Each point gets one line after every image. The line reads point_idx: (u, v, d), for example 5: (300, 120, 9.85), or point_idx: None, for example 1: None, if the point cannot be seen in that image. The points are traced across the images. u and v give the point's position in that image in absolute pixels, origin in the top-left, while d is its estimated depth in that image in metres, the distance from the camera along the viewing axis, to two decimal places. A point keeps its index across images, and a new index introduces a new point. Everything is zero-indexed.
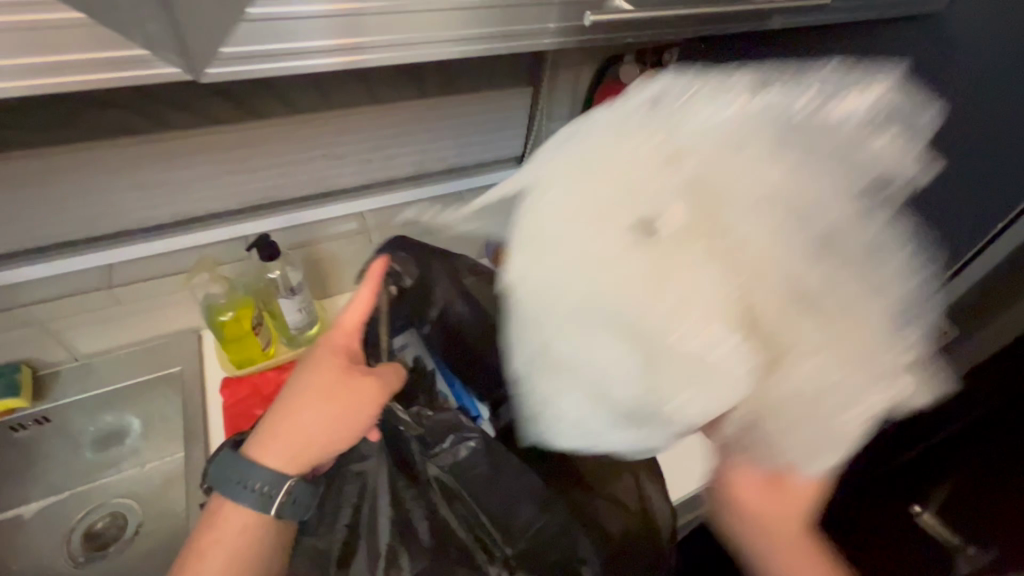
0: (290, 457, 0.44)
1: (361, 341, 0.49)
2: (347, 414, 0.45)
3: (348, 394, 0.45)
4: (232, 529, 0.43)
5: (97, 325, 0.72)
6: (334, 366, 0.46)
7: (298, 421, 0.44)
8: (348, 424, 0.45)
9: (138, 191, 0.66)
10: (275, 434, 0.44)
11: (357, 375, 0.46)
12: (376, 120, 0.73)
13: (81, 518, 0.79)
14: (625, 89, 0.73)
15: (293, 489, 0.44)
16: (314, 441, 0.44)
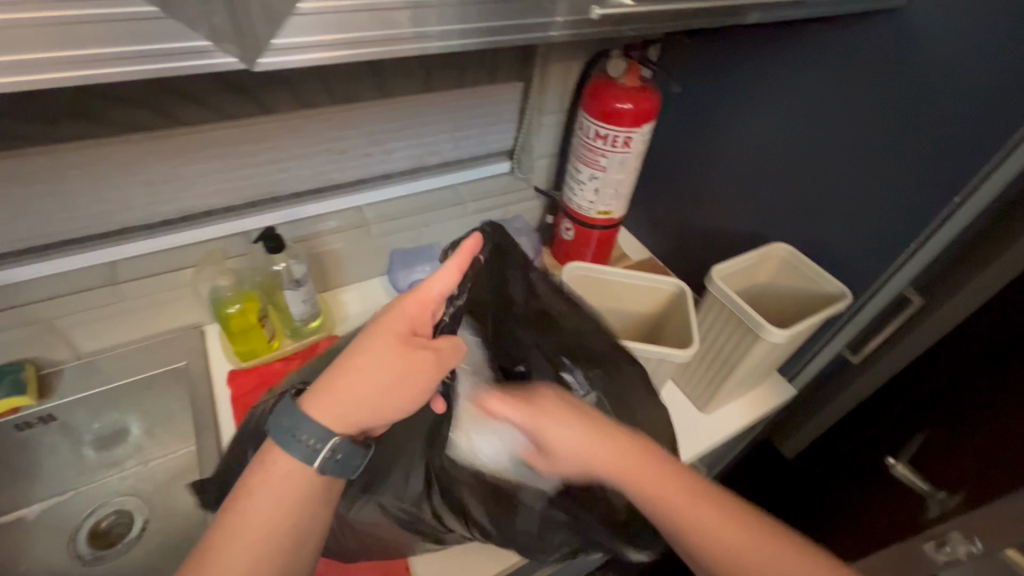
0: (344, 414, 0.43)
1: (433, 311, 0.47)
2: (407, 384, 0.44)
3: (411, 366, 0.44)
4: (278, 479, 0.42)
5: (103, 324, 0.71)
6: (401, 334, 0.45)
7: (358, 380, 0.43)
8: (404, 395, 0.44)
9: (145, 187, 0.67)
10: (333, 388, 0.43)
11: (422, 348, 0.45)
12: (377, 115, 0.76)
13: (87, 516, 0.80)
14: (611, 82, 0.77)
15: (338, 448, 0.42)
16: (371, 405, 0.43)
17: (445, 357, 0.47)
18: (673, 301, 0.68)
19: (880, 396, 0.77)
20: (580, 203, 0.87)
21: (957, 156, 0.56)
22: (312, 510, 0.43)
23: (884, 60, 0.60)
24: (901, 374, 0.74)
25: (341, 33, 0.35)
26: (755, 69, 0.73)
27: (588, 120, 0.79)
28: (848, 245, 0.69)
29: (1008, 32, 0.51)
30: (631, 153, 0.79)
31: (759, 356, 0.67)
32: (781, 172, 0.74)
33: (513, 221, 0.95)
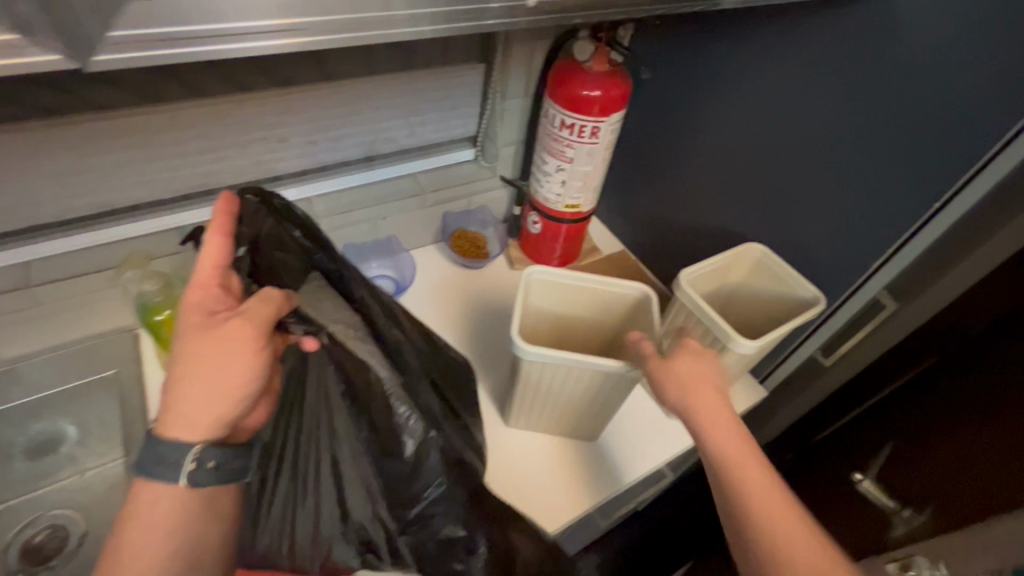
0: (194, 425, 0.39)
1: (222, 280, 0.42)
2: (232, 365, 0.40)
3: (224, 343, 0.40)
4: (159, 513, 0.40)
5: (20, 331, 0.65)
6: (196, 323, 0.40)
7: (187, 386, 0.39)
8: (234, 376, 0.40)
9: (54, 181, 0.60)
10: (171, 409, 0.39)
11: (223, 324, 0.40)
12: (320, 100, 0.69)
13: (17, 533, 0.74)
14: (576, 67, 0.71)
15: (203, 452, 0.40)
16: (210, 405, 0.40)
17: (263, 314, 0.41)
18: (634, 304, 0.65)
19: (841, 395, 0.75)
20: (547, 196, 0.82)
21: (939, 157, 0.53)
22: (196, 518, 0.41)
23: (863, 49, 0.56)
24: (871, 379, 0.71)
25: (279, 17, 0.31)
26: (728, 55, 0.67)
27: (554, 107, 0.73)
28: (822, 245, 0.66)
29: (999, 21, 0.46)
30: (600, 144, 0.74)
31: (726, 366, 0.64)
32: (753, 168, 0.70)
33: (478, 211, 0.92)
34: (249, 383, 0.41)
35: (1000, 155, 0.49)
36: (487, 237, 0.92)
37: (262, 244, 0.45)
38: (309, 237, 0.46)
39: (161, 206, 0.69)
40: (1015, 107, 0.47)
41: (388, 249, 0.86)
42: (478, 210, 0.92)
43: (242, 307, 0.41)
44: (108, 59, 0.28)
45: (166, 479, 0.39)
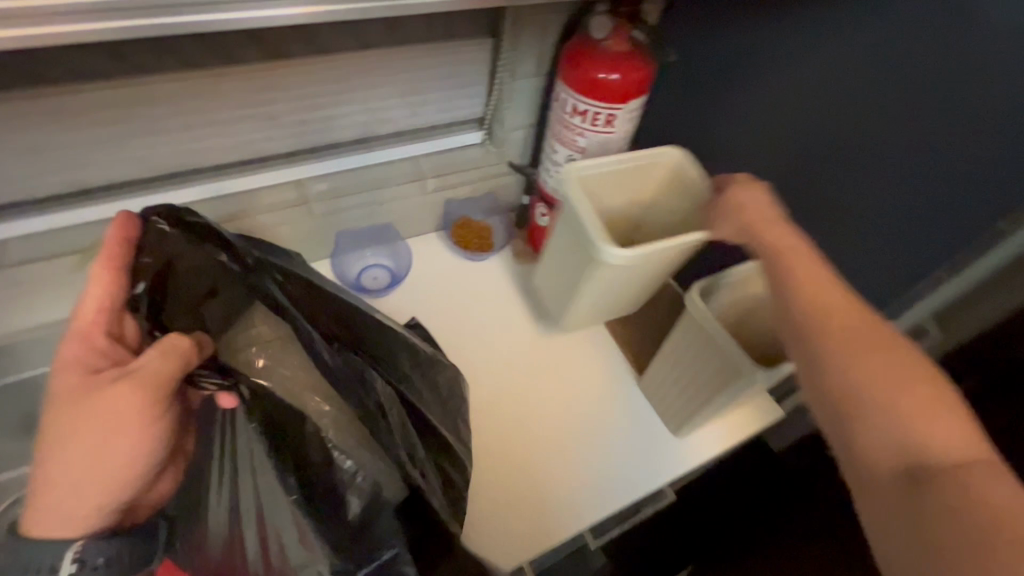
0: (73, 512, 0.38)
1: (105, 333, 0.42)
2: (107, 441, 0.38)
3: (93, 417, 0.38)
4: None
5: None
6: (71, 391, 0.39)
7: (58, 471, 0.38)
8: (110, 452, 0.38)
9: (24, 158, 0.56)
10: (45, 501, 0.38)
11: (97, 389, 0.39)
12: (309, 76, 0.63)
13: None
14: (593, 46, 0.63)
15: (84, 547, 0.38)
16: (85, 489, 0.38)
17: (148, 373, 0.40)
18: (675, 174, 0.67)
19: None
20: (556, 187, 0.75)
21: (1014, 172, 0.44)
22: None
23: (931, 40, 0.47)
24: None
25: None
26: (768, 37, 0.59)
27: (566, 91, 0.66)
28: (862, 262, 0.58)
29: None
30: (615, 133, 0.67)
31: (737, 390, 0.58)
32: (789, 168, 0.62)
33: (484, 199, 0.86)
34: (137, 456, 0.40)
35: None
36: (492, 227, 0.86)
37: (175, 272, 0.46)
38: (236, 261, 0.46)
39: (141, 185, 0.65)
40: None
41: (382, 237, 0.81)
42: (483, 197, 0.85)
43: (135, 366, 0.40)
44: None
45: None
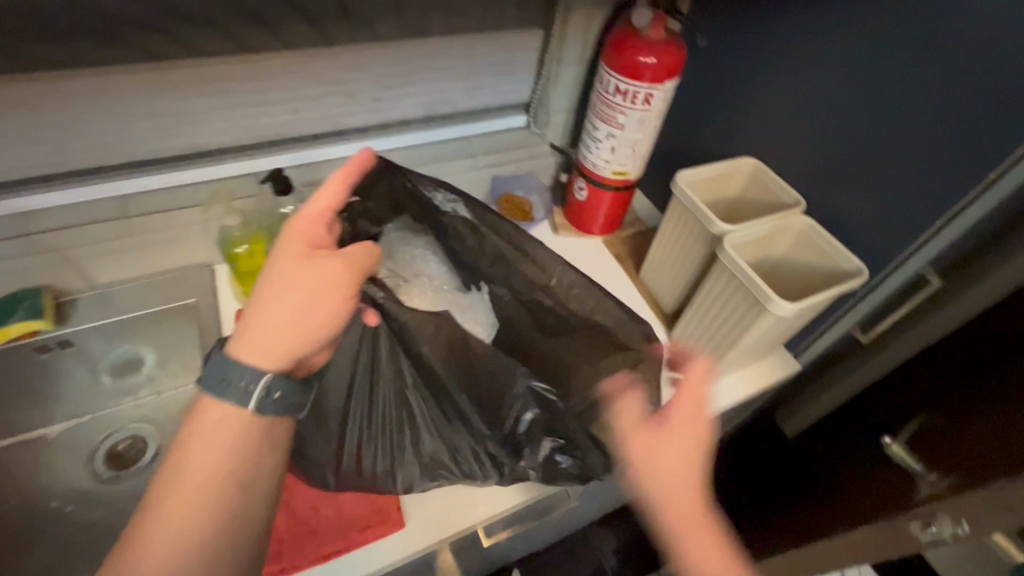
0: (274, 352, 0.43)
1: (326, 228, 0.49)
2: (320, 308, 0.45)
3: (311, 279, 0.45)
4: (219, 428, 0.42)
5: (119, 258, 0.74)
6: (299, 255, 0.46)
7: (270, 323, 0.44)
8: (319, 318, 0.45)
9: (153, 121, 0.67)
10: (251, 335, 0.44)
11: (324, 258, 0.46)
12: (390, 58, 0.74)
13: (104, 440, 0.80)
14: (633, 34, 0.73)
15: (274, 383, 0.43)
16: (291, 340, 0.44)
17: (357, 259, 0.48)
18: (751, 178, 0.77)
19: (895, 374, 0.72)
20: (595, 162, 0.84)
21: (997, 125, 0.52)
22: (247, 488, 0.43)
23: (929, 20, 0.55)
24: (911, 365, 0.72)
25: None
26: (787, 27, 0.69)
27: (609, 74, 0.75)
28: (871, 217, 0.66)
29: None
30: (651, 111, 0.76)
31: (764, 330, 0.66)
32: (805, 138, 0.71)
33: (525, 178, 0.92)
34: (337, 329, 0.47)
35: None
36: (532, 202, 0.92)
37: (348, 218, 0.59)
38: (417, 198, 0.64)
39: (242, 152, 0.76)
40: None
41: None
42: (525, 175, 0.92)
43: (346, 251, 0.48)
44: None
45: (237, 403, 0.42)
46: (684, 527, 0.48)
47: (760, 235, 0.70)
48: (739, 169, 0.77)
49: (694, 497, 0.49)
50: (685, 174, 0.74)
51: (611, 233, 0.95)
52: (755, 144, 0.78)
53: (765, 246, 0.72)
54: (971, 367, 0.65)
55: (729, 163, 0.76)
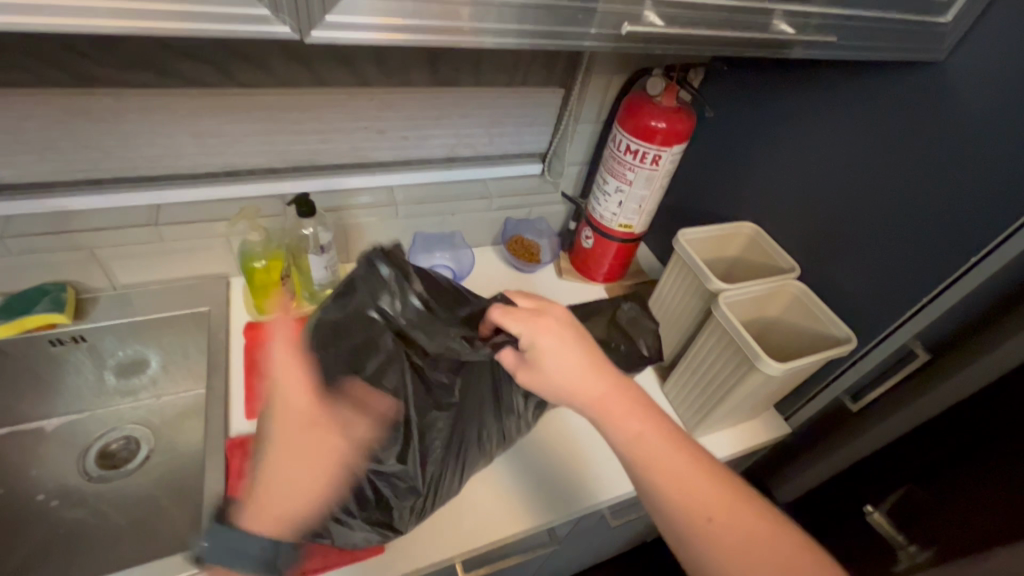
0: (272, 520, 0.52)
1: (321, 406, 0.57)
2: (317, 464, 0.54)
3: (308, 445, 0.55)
4: None
5: (140, 263, 0.77)
6: (298, 429, 0.56)
7: (275, 497, 0.53)
8: (314, 473, 0.53)
9: (197, 139, 0.72)
10: (258, 508, 0.53)
11: (316, 428, 0.56)
12: (420, 102, 0.79)
13: (99, 436, 0.83)
14: (647, 101, 0.78)
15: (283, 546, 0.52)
16: (297, 502, 0.53)
17: (352, 419, 0.57)
18: (751, 242, 0.82)
19: (892, 447, 0.74)
20: (603, 214, 0.89)
21: (979, 215, 0.56)
22: None
23: (918, 113, 0.60)
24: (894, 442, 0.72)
25: (398, 25, 0.38)
26: (790, 106, 0.74)
27: (622, 135, 0.80)
28: (860, 287, 0.69)
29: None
30: (658, 171, 0.81)
31: (752, 387, 0.68)
32: (801, 208, 0.75)
33: (537, 222, 1.00)
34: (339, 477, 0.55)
35: None
36: (542, 246, 0.99)
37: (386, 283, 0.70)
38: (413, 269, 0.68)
39: (273, 173, 0.81)
40: None
41: (447, 242, 0.92)
42: (536, 220, 0.99)
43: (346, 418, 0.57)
44: (319, 36, 0.37)
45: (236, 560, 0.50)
46: (648, 444, 0.51)
47: (752, 297, 0.73)
48: (737, 233, 0.81)
49: (647, 408, 0.53)
50: (688, 233, 0.78)
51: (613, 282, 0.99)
52: (754, 211, 0.82)
53: (756, 308, 0.75)
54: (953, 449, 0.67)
55: (729, 227, 0.81)
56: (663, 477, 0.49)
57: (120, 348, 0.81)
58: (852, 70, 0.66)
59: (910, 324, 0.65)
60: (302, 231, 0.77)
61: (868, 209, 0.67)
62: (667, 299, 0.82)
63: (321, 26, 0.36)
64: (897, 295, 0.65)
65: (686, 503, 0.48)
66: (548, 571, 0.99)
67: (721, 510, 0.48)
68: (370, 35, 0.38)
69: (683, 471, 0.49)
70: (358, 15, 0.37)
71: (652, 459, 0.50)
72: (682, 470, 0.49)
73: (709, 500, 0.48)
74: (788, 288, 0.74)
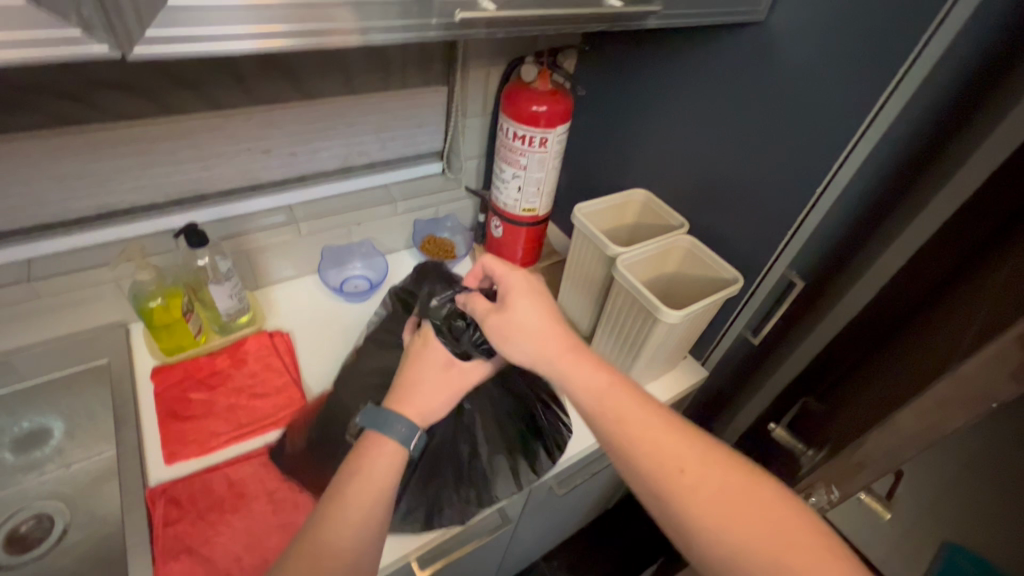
0: None
1: (192, 500, 0.62)
2: (199, 543, 0.59)
3: (185, 532, 0.59)
4: (386, 451, 0.53)
5: (18, 324, 0.71)
6: (173, 518, 0.60)
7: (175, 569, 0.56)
8: (199, 548, 0.58)
9: (61, 183, 0.68)
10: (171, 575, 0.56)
11: (191, 521, 0.60)
12: (301, 116, 0.79)
13: (5, 520, 0.76)
14: (525, 87, 0.81)
15: None
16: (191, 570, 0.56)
17: (236, 500, 0.63)
18: (644, 207, 0.88)
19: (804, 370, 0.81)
20: (506, 202, 0.91)
21: (816, 149, 0.64)
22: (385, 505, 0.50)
23: (755, 67, 0.68)
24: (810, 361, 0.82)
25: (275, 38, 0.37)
26: (655, 77, 0.80)
27: (508, 123, 0.83)
28: (741, 232, 0.76)
29: (854, 35, 0.57)
30: (548, 152, 0.84)
31: (660, 338, 0.72)
32: (680, 168, 0.82)
33: (446, 219, 1.01)
34: (229, 549, 0.59)
35: (859, 146, 0.60)
36: (455, 242, 1.01)
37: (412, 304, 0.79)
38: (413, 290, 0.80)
39: (156, 209, 0.77)
40: (863, 107, 0.58)
41: (359, 252, 0.93)
42: (445, 218, 1.00)
43: (239, 505, 0.62)
44: (144, 52, 0.33)
45: None
46: (585, 378, 0.53)
47: (646, 257, 0.78)
48: (629, 201, 0.87)
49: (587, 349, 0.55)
50: (585, 208, 0.83)
51: (529, 266, 1.02)
52: (642, 178, 0.88)
53: (653, 266, 0.81)
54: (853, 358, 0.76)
55: (619, 196, 0.86)
56: (586, 392, 0.53)
57: (15, 421, 0.74)
58: (696, 38, 0.73)
59: (783, 256, 0.72)
60: (197, 263, 0.73)
61: (732, 162, 0.74)
62: (579, 276, 0.86)
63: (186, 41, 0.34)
64: (771, 233, 0.72)
65: (606, 415, 0.51)
66: (514, 556, 1.01)
67: (714, 482, 0.47)
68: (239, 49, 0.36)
69: (675, 447, 0.49)
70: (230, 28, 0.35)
71: (616, 413, 0.51)
72: (674, 444, 0.49)
73: (624, 411, 0.51)
74: (680, 244, 0.80)
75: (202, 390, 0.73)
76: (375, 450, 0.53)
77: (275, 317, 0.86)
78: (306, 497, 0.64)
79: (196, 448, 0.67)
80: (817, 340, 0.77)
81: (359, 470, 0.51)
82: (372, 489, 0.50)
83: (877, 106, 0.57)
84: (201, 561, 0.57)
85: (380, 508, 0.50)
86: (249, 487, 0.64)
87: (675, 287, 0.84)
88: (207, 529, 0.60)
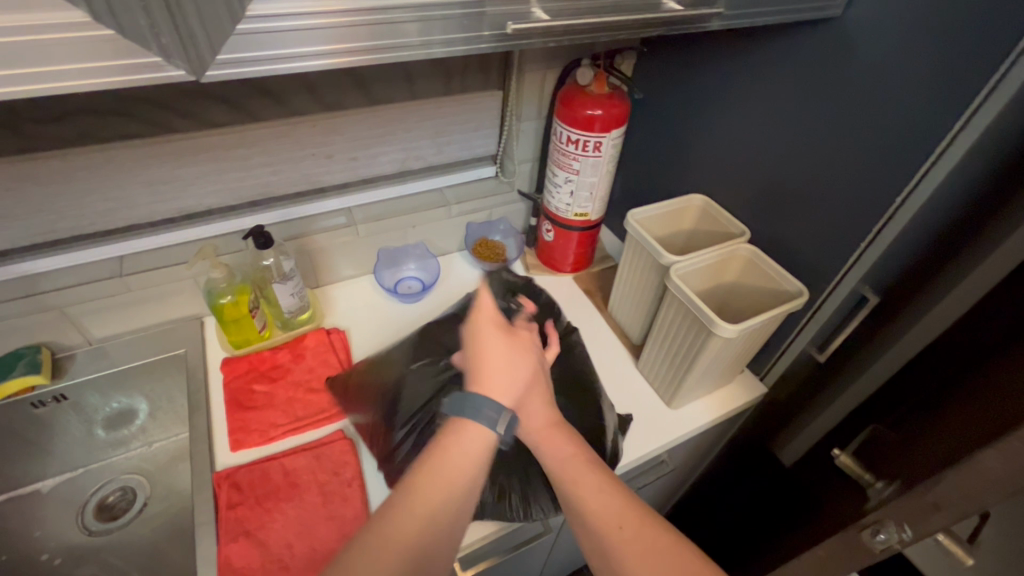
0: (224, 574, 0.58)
1: (251, 487, 0.66)
2: (257, 528, 0.62)
3: (244, 517, 0.63)
4: (465, 443, 0.55)
5: (110, 316, 0.78)
6: (235, 502, 0.64)
7: (235, 551, 0.60)
8: (255, 534, 0.62)
9: (149, 188, 0.74)
10: (230, 555, 0.60)
11: (250, 507, 0.64)
12: (363, 123, 0.82)
13: (96, 490, 0.84)
14: (580, 91, 0.80)
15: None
16: (251, 553, 0.60)
17: (289, 490, 0.66)
18: (701, 214, 0.85)
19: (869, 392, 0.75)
20: (558, 206, 0.91)
21: (897, 158, 0.59)
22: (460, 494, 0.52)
23: (829, 69, 0.63)
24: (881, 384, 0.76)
25: (340, 52, 0.39)
26: (717, 78, 0.76)
27: (562, 127, 0.82)
28: (808, 241, 0.72)
29: (943, 32, 0.52)
30: (603, 157, 0.83)
31: (714, 352, 0.69)
32: (741, 174, 0.78)
33: (498, 223, 1.02)
34: (283, 537, 0.62)
35: (947, 153, 0.54)
36: (506, 245, 1.01)
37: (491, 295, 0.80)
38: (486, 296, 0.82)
39: (230, 212, 0.83)
40: (951, 112, 0.53)
41: (413, 253, 0.96)
42: (497, 221, 1.01)
43: (294, 495, 0.66)
44: (214, 75, 0.36)
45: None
46: (548, 443, 0.62)
47: (704, 267, 0.75)
48: (686, 207, 0.84)
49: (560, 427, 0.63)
50: (639, 214, 0.80)
51: (581, 271, 1.01)
52: (702, 181, 0.84)
53: (711, 275, 0.77)
54: (931, 384, 0.69)
55: (676, 202, 0.83)
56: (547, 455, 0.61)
57: (108, 402, 0.82)
58: (764, 37, 0.69)
59: (854, 270, 0.67)
60: (263, 263, 0.77)
61: (800, 168, 0.69)
62: (631, 283, 0.83)
63: (257, 62, 0.36)
64: (842, 245, 0.67)
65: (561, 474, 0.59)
66: (559, 562, 1.00)
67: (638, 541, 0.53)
68: (307, 66, 0.39)
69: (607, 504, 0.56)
70: (297, 47, 0.37)
71: (566, 477, 0.59)
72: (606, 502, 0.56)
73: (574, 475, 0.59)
74: (741, 254, 0.76)
75: (264, 382, 0.78)
76: (457, 433, 0.55)
77: (333, 314, 0.89)
78: (355, 491, 0.67)
79: (257, 437, 0.71)
80: (895, 359, 0.71)
81: (435, 455, 0.53)
82: (449, 475, 0.52)
83: (970, 110, 0.52)
84: (257, 545, 0.61)
85: (455, 493, 0.52)
86: (302, 478, 0.68)
87: (733, 298, 0.80)
88: (265, 515, 0.64)
